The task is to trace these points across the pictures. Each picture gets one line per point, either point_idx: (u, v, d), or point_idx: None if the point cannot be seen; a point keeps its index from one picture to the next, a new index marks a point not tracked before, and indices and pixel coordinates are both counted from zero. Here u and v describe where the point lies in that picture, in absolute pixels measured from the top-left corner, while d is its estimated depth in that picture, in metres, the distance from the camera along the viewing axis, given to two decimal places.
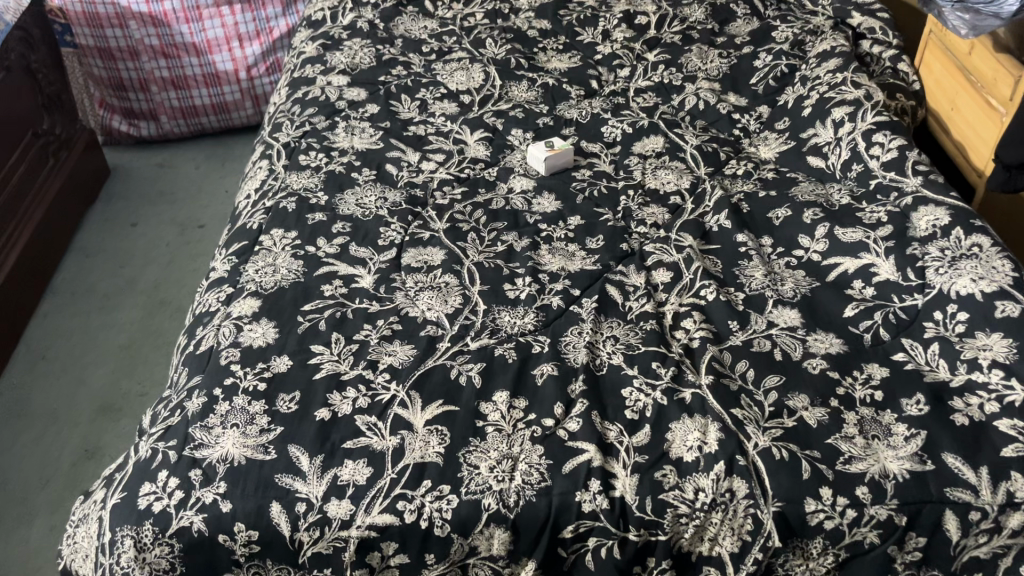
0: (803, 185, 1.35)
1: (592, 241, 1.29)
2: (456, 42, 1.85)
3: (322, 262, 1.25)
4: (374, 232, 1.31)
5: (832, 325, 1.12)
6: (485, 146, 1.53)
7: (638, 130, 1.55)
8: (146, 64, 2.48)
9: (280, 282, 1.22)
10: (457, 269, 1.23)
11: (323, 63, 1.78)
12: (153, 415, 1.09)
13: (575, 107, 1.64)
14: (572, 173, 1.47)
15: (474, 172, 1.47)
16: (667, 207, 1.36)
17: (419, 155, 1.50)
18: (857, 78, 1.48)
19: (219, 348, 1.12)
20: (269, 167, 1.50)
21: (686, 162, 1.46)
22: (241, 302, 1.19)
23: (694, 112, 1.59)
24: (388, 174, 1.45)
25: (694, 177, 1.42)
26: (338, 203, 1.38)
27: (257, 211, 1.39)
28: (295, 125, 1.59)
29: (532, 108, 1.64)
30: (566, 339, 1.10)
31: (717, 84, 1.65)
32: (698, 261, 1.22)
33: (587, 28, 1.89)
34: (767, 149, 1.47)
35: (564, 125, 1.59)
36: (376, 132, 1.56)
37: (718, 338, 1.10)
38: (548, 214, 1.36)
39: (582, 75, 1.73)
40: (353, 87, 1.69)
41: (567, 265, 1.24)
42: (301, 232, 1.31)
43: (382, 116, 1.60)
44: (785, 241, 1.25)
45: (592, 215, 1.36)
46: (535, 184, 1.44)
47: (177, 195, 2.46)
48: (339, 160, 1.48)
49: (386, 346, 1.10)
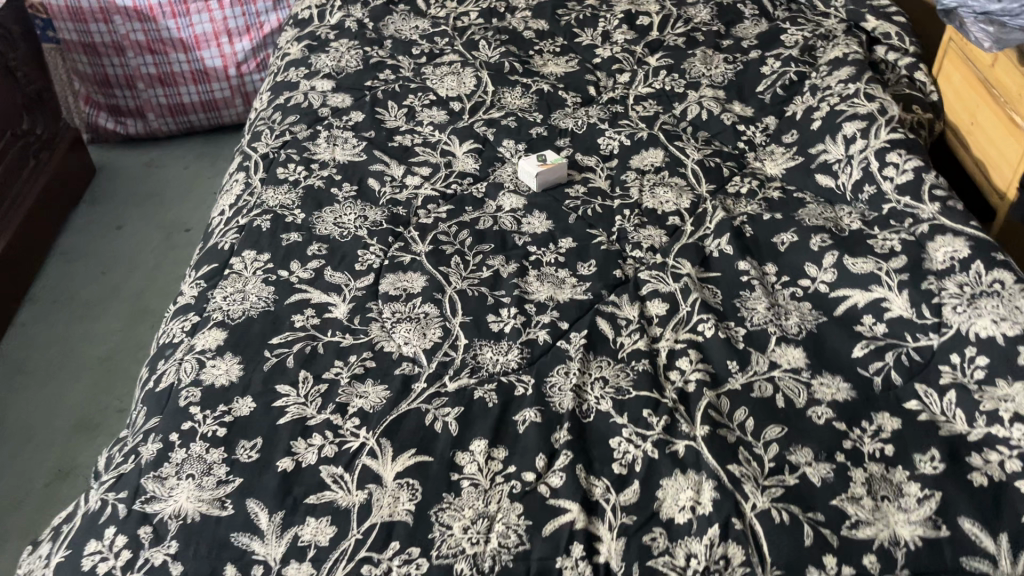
0: (811, 207, 1.26)
1: (584, 267, 1.21)
2: (448, 44, 1.76)
3: (295, 289, 1.17)
4: (352, 255, 1.23)
5: (840, 366, 1.03)
6: (474, 158, 1.45)
7: (637, 142, 1.46)
8: (132, 61, 2.40)
9: (248, 311, 1.14)
10: (438, 298, 1.15)
11: (307, 66, 1.69)
12: (108, 459, 1.02)
13: (570, 117, 1.55)
14: (566, 189, 1.38)
15: (461, 187, 1.38)
16: (665, 229, 1.27)
17: (403, 168, 1.41)
18: (870, 89, 1.38)
19: (179, 386, 1.04)
20: (245, 180, 1.42)
21: (686, 179, 1.37)
22: (205, 334, 1.11)
23: (696, 124, 1.50)
24: (370, 190, 1.37)
25: (694, 196, 1.34)
26: (316, 221, 1.30)
27: (230, 230, 1.31)
28: (275, 134, 1.51)
29: (525, 116, 1.55)
30: (551, 380, 1.02)
31: (721, 93, 1.56)
32: (697, 291, 1.14)
33: (586, 29, 1.79)
34: (773, 165, 1.38)
35: (558, 136, 1.50)
36: (359, 143, 1.47)
37: (715, 380, 1.02)
38: (538, 236, 1.28)
39: (579, 80, 1.64)
40: (337, 93, 1.61)
41: (555, 294, 1.16)
42: (274, 255, 1.23)
43: (367, 125, 1.52)
44: (790, 270, 1.17)
45: (585, 237, 1.27)
46: (525, 202, 1.35)
47: (163, 196, 2.38)
48: (319, 174, 1.40)
49: (357, 386, 1.02)
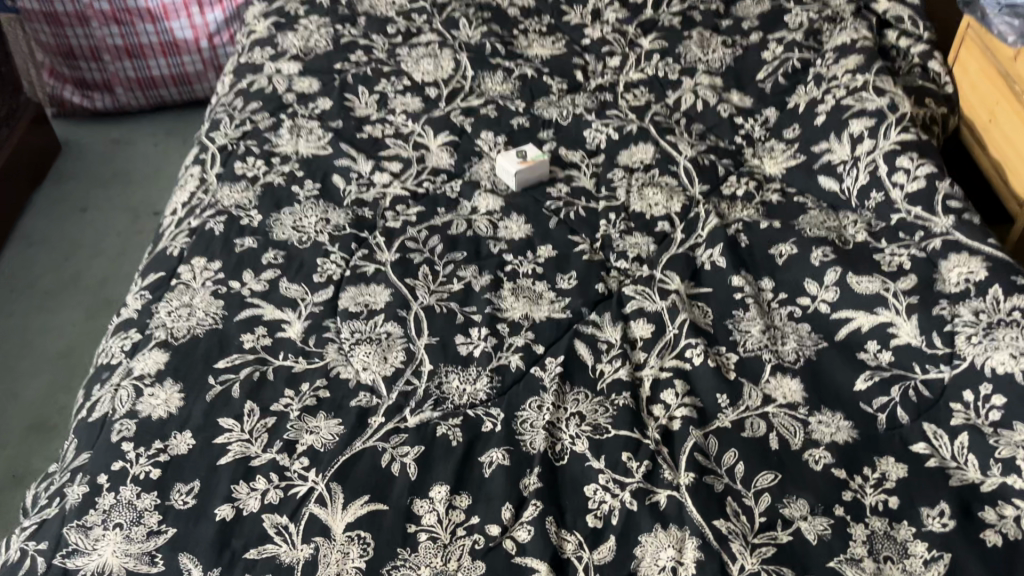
0: (813, 214, 1.16)
1: (563, 280, 1.11)
2: (426, 22, 1.64)
3: (246, 303, 1.07)
4: (311, 264, 1.13)
5: (841, 401, 0.93)
6: (449, 153, 1.34)
7: (625, 136, 1.35)
8: (97, 31, 2.27)
9: (193, 329, 1.04)
10: (402, 316, 1.05)
11: (273, 46, 1.57)
12: (33, 498, 0.92)
13: (555, 106, 1.43)
14: (548, 189, 1.28)
15: (434, 186, 1.27)
16: (654, 237, 1.17)
17: (371, 164, 1.30)
18: (879, 82, 1.26)
19: (113, 417, 0.94)
20: (200, 175, 1.31)
21: (678, 179, 1.27)
22: (144, 356, 1.01)
23: (690, 115, 1.39)
24: (334, 188, 1.26)
25: (686, 199, 1.23)
26: (273, 224, 1.19)
27: (180, 232, 1.20)
28: (235, 123, 1.40)
29: (506, 104, 1.44)
30: (521, 415, 0.93)
31: (718, 82, 1.44)
32: (685, 311, 1.03)
33: (575, 6, 1.67)
34: (773, 164, 1.28)
35: (541, 128, 1.39)
36: (325, 134, 1.36)
37: (703, 417, 0.92)
38: (515, 243, 1.18)
39: (566, 65, 1.52)
40: (304, 77, 1.49)
41: (531, 312, 1.06)
42: (226, 264, 1.13)
43: (334, 114, 1.41)
44: (788, 286, 1.07)
45: (566, 245, 1.17)
46: (503, 203, 1.25)
47: (131, 175, 2.27)
48: (280, 170, 1.29)
49: (308, 421, 0.93)
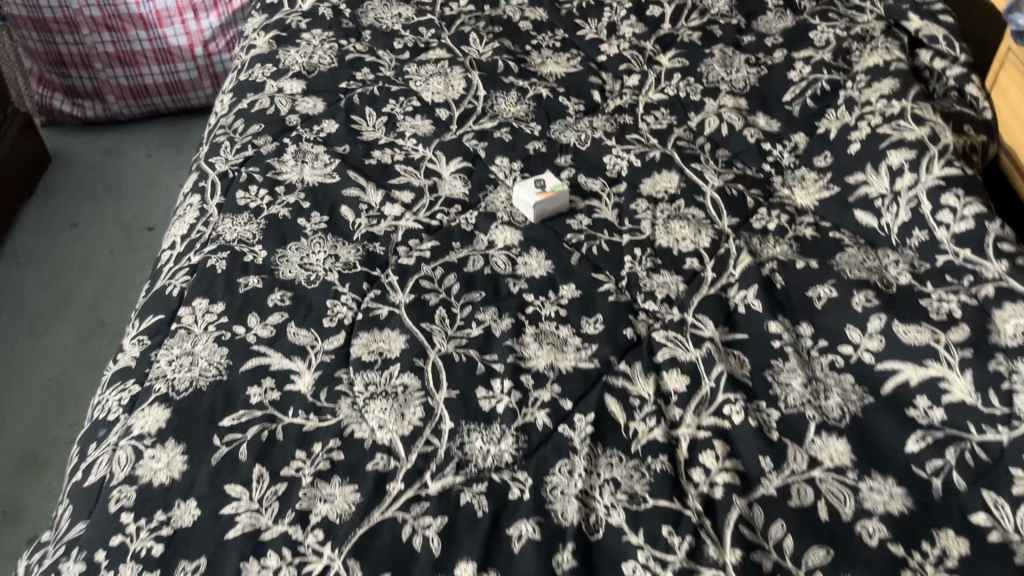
0: (851, 252, 1.10)
1: (589, 324, 1.04)
2: (435, 36, 1.57)
3: (252, 351, 1.00)
4: (320, 306, 1.06)
5: (892, 464, 0.88)
6: (462, 181, 1.27)
7: (648, 163, 1.28)
8: (87, 38, 2.19)
9: (196, 380, 0.97)
10: (419, 366, 0.99)
11: (274, 63, 1.50)
12: (25, 570, 0.86)
13: (572, 129, 1.37)
14: (568, 220, 1.21)
15: (448, 218, 1.21)
16: (683, 275, 1.11)
17: (382, 194, 1.23)
18: (917, 109, 1.20)
19: (111, 482, 0.88)
20: (200, 205, 1.24)
21: (705, 211, 1.20)
22: (144, 411, 0.94)
23: (714, 140, 1.33)
24: (342, 221, 1.19)
25: (715, 233, 1.17)
26: (279, 261, 1.12)
27: (180, 270, 1.13)
28: (236, 148, 1.33)
29: (521, 127, 1.37)
30: (551, 480, 0.86)
31: (743, 104, 1.38)
32: (721, 361, 0.97)
33: (589, 19, 1.60)
34: (804, 195, 1.21)
35: (558, 153, 1.33)
36: (331, 160, 1.29)
37: (746, 483, 0.86)
38: (536, 281, 1.11)
39: (582, 83, 1.46)
40: (308, 97, 1.42)
41: (556, 361, 0.99)
42: (229, 306, 1.06)
43: (341, 138, 1.34)
44: (829, 333, 1.01)
45: (591, 284, 1.10)
46: (521, 237, 1.18)
47: (123, 188, 2.20)
48: (285, 200, 1.22)
49: (322, 487, 0.86)
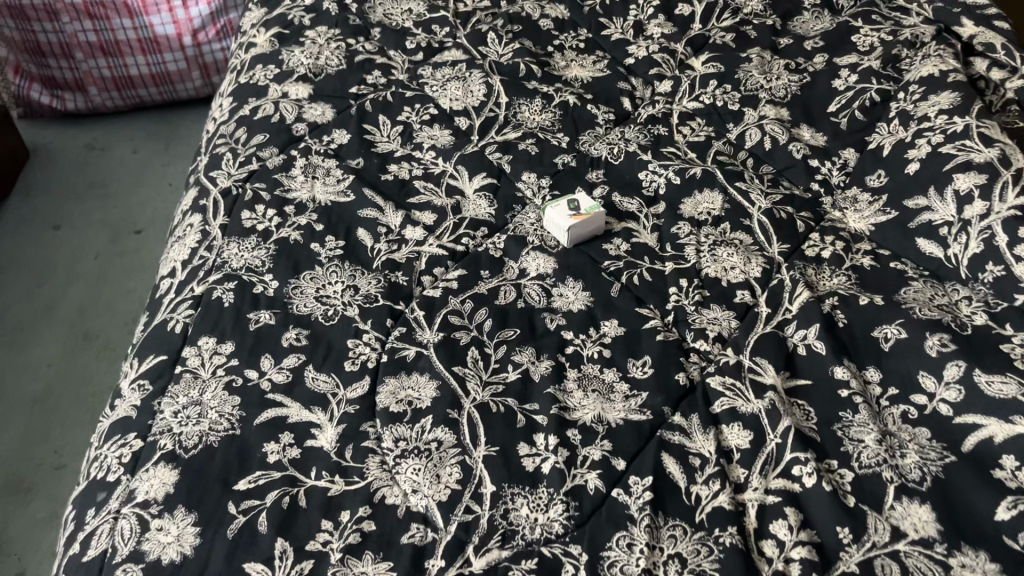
0: (918, 286, 1.01)
1: (636, 367, 0.95)
2: (449, 35, 1.46)
3: (267, 401, 0.91)
4: (341, 347, 0.96)
5: (982, 534, 0.79)
6: (488, 200, 1.18)
7: (688, 180, 1.19)
8: (67, 26, 2.04)
9: (206, 435, 0.87)
10: (454, 418, 0.89)
11: (277, 64, 1.38)
12: None
13: (602, 140, 1.27)
14: (604, 245, 1.12)
15: (474, 243, 1.11)
16: (734, 311, 1.02)
17: (401, 215, 1.13)
18: (983, 127, 1.11)
19: (113, 559, 0.78)
20: (202, 227, 1.13)
21: (753, 235, 1.12)
22: (147, 473, 0.84)
23: (757, 155, 1.24)
24: (360, 246, 1.09)
25: (765, 261, 1.08)
26: (293, 294, 1.03)
27: (182, 302, 1.03)
28: (239, 161, 1.22)
29: (547, 138, 1.27)
30: (608, 556, 0.78)
31: (785, 113, 1.29)
32: (786, 414, 0.89)
33: (614, 18, 1.50)
34: (858, 219, 1.13)
35: (588, 167, 1.23)
36: (344, 176, 1.19)
37: (824, 558, 0.78)
38: (575, 316, 1.02)
39: (610, 89, 1.36)
40: (316, 103, 1.32)
41: (604, 411, 0.90)
42: (239, 347, 0.96)
43: (354, 150, 1.24)
44: (900, 380, 0.92)
45: (635, 320, 1.01)
46: (555, 265, 1.09)
47: (108, 186, 2.07)
48: (295, 222, 1.12)
49: (352, 565, 0.77)
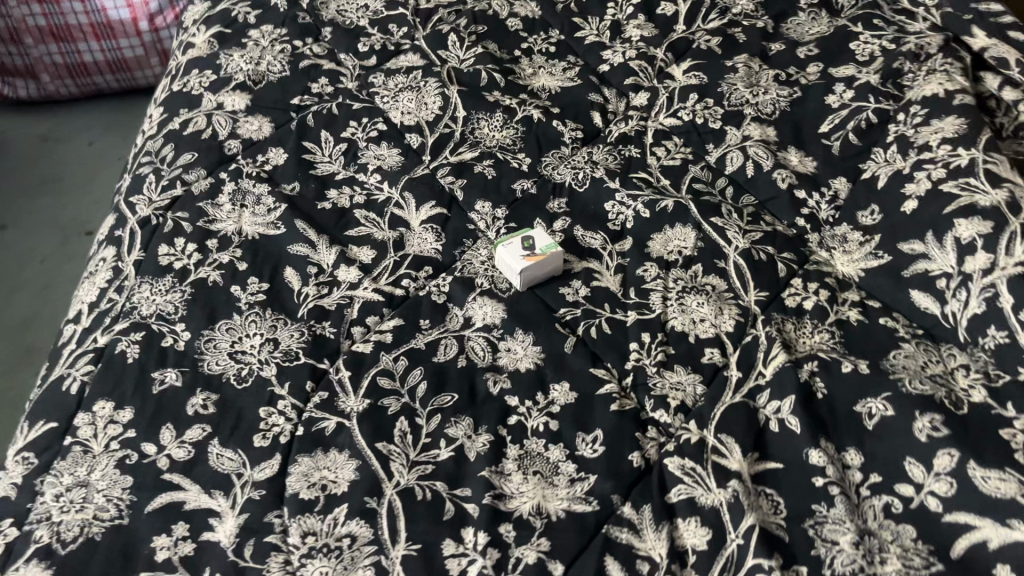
0: (910, 350, 0.89)
1: (585, 444, 0.84)
2: (407, 36, 1.33)
3: (162, 483, 0.80)
4: (252, 416, 0.85)
5: None
6: (435, 233, 1.05)
7: (658, 214, 1.07)
8: (14, 10, 1.91)
9: (87, 526, 0.77)
10: (372, 507, 0.78)
11: (214, 69, 1.26)
12: None
13: (567, 163, 1.14)
14: (560, 289, 1.00)
15: (415, 285, 0.99)
16: (701, 374, 0.90)
17: (336, 252, 1.02)
18: (991, 162, 1.00)
19: None
20: (114, 263, 1.02)
21: (728, 281, 0.99)
22: (17, 573, 0.74)
23: (737, 183, 1.11)
24: (286, 290, 0.98)
25: (739, 313, 0.96)
26: (205, 349, 0.91)
27: (82, 355, 0.92)
28: (162, 184, 1.10)
29: (506, 159, 1.15)
30: None
31: (771, 134, 1.16)
32: (751, 509, 0.78)
33: (590, 17, 1.36)
34: (846, 262, 1.01)
35: (549, 195, 1.11)
36: (276, 204, 1.07)
37: None
38: (521, 377, 0.90)
39: (580, 102, 1.23)
40: (253, 116, 1.19)
41: (544, 500, 0.80)
42: (139, 414, 0.85)
43: (290, 173, 1.12)
44: (885, 465, 0.81)
45: (588, 383, 0.90)
46: (504, 312, 0.97)
47: (60, 182, 1.96)
48: (216, 259, 1.01)
49: None
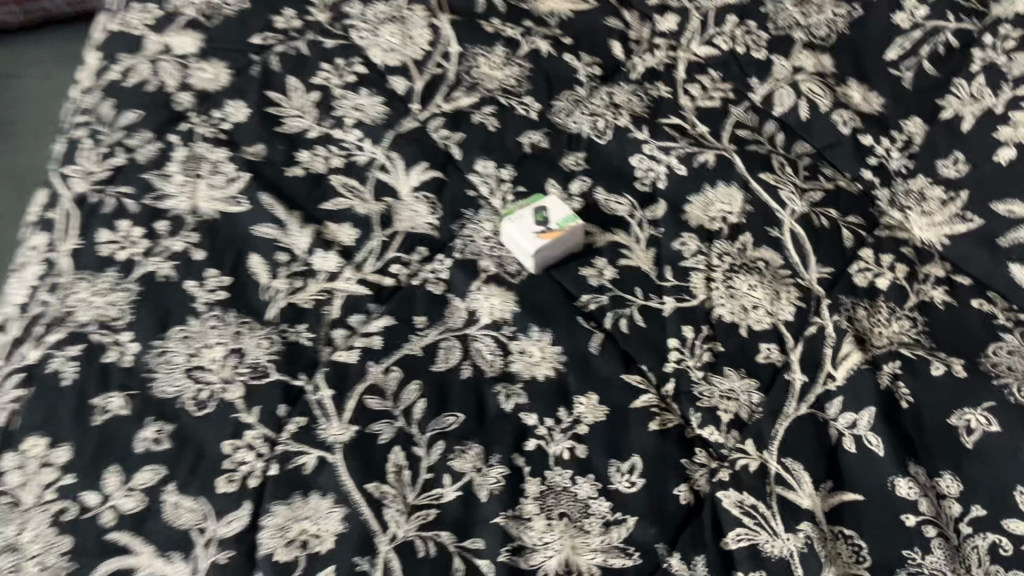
0: (1012, 344, 0.74)
1: (621, 476, 0.69)
2: None
3: (106, 546, 0.65)
4: (214, 453, 0.70)
5: None
6: (428, 203, 0.88)
7: (696, 171, 0.89)
8: None
9: None
10: (364, 570, 0.64)
11: (157, 2, 1.05)
12: None
13: (583, 108, 0.96)
14: (581, 270, 0.83)
15: (407, 272, 0.83)
16: (756, 378, 0.75)
17: (310, 232, 0.85)
18: None
19: None
20: (46, 257, 0.82)
21: (784, 255, 0.82)
22: None
23: (789, 127, 0.93)
24: (252, 284, 0.81)
25: (800, 296, 0.79)
26: (156, 365, 0.75)
27: (10, 379, 0.74)
28: (100, 152, 0.91)
29: (510, 105, 0.96)
30: None
31: (827, 64, 0.97)
32: (829, 562, 0.64)
33: None
34: (925, 226, 0.84)
35: (564, 150, 0.92)
36: (237, 174, 0.89)
37: None
38: (539, 388, 0.75)
39: (596, 29, 1.03)
40: (205, 60, 0.99)
41: (573, 553, 0.66)
42: (78, 454, 0.70)
43: (252, 132, 0.93)
44: (990, 496, 0.66)
45: (620, 394, 0.74)
46: (516, 303, 0.80)
47: None
48: (167, 247, 0.83)
49: None
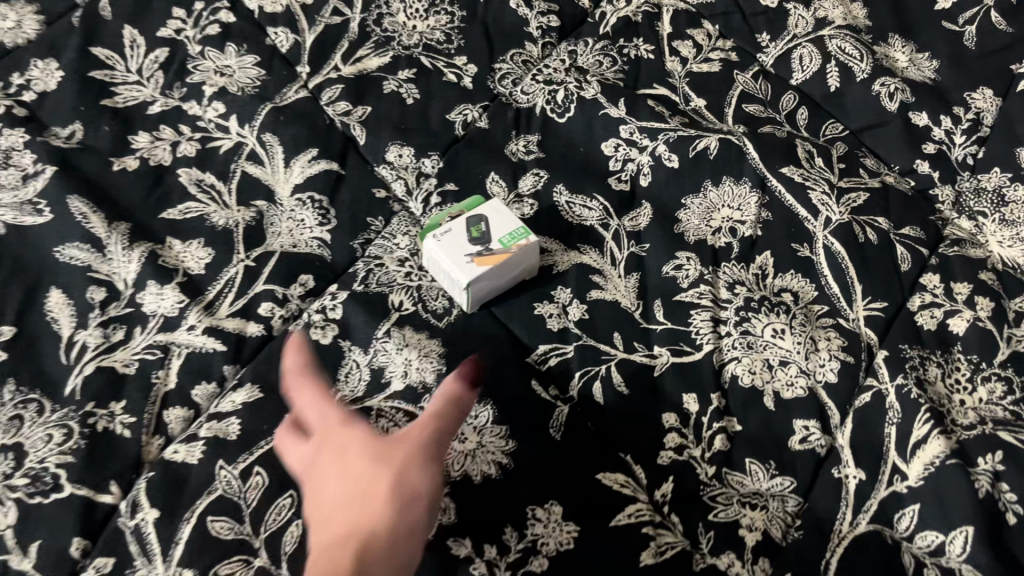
0: None
1: None
2: None
3: None
4: None
5: None
6: (317, 208, 0.62)
7: (692, 161, 0.64)
8: None
9: None
10: None
11: None
12: None
13: (535, 73, 0.70)
14: (535, 307, 0.58)
15: (283, 314, 0.57)
16: (791, 475, 0.51)
17: (141, 255, 0.58)
18: None
19: None
20: None
21: (819, 283, 0.59)
22: None
23: (811, 101, 0.69)
24: (46, 337, 0.54)
25: (846, 345, 0.56)
26: None
27: None
28: None
29: (436, 66, 0.70)
30: None
31: (859, 15, 0.73)
32: None
33: None
34: (1005, 242, 0.61)
35: (510, 131, 0.67)
36: (38, 167, 0.61)
37: None
38: (475, 495, 0.50)
39: None
40: (9, 4, 0.71)
41: None
42: None
43: (67, 106, 0.66)
44: None
45: (595, 503, 0.50)
46: (441, 360, 0.55)
47: None
48: None
49: None
